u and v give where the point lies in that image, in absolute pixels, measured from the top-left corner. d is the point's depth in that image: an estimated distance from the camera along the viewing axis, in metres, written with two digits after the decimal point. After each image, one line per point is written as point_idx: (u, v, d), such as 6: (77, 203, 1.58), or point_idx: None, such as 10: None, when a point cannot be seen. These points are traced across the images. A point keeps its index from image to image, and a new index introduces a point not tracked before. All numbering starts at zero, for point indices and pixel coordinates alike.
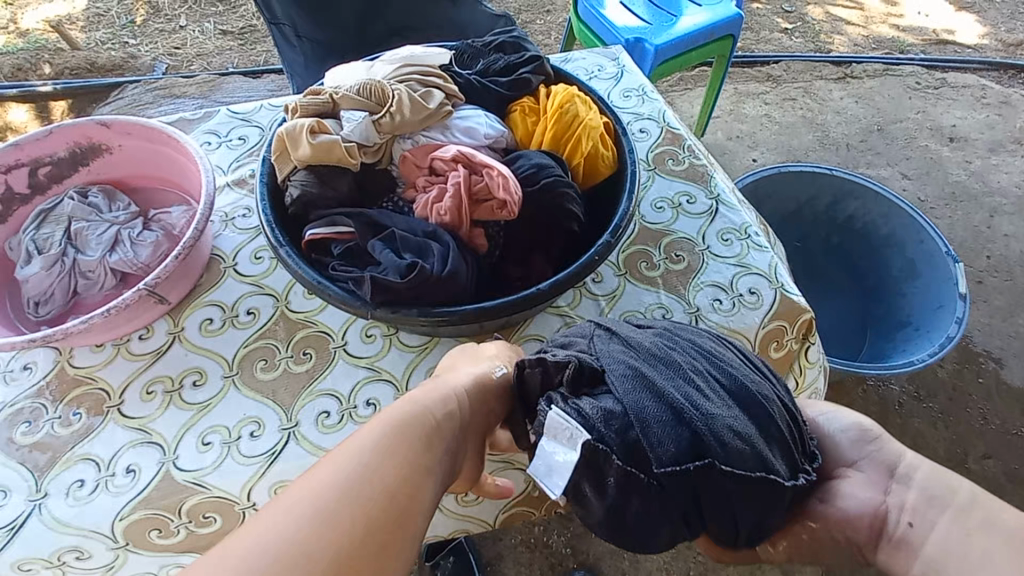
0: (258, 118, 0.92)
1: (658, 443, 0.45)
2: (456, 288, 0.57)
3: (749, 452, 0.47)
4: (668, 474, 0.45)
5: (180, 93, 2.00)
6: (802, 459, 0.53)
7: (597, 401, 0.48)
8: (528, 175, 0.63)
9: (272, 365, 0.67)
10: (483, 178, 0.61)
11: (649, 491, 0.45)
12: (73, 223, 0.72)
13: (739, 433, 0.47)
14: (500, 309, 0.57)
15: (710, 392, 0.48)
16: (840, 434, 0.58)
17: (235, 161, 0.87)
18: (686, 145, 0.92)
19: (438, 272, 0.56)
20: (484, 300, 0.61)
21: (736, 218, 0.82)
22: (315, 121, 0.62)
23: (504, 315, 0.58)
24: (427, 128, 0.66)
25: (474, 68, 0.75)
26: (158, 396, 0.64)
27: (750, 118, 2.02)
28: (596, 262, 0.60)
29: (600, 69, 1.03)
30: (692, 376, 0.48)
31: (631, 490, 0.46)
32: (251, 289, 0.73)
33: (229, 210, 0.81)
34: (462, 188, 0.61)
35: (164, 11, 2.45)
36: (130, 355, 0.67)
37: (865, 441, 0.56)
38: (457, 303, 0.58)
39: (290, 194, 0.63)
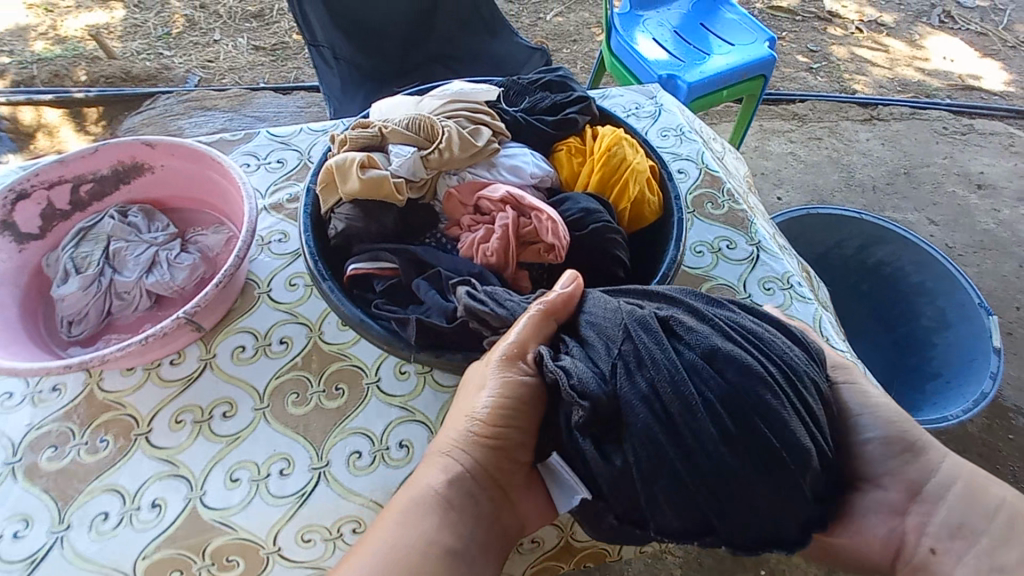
0: (297, 141, 0.92)
1: (660, 515, 0.45)
2: None
3: (761, 527, 0.45)
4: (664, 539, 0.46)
5: (210, 105, 2.03)
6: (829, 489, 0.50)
7: (603, 458, 0.45)
8: (576, 219, 0.62)
9: (303, 399, 0.65)
10: (531, 221, 0.60)
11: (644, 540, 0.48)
12: (112, 243, 0.71)
13: (753, 509, 0.44)
14: None
15: (734, 465, 0.44)
16: (872, 443, 0.55)
17: (273, 184, 0.86)
18: (726, 189, 0.90)
19: None
20: None
21: (777, 266, 0.81)
22: (365, 156, 0.61)
23: None
24: (474, 165, 0.66)
25: (520, 105, 0.74)
26: (187, 426, 0.63)
27: (775, 156, 2.01)
28: None
29: (638, 107, 1.03)
30: (718, 449, 0.43)
31: (627, 535, 0.48)
32: (284, 316, 0.72)
33: (265, 234, 0.81)
34: (509, 230, 0.60)
35: (199, 25, 2.51)
36: (160, 381, 0.66)
37: (899, 456, 0.54)
38: None
39: (334, 227, 0.62)
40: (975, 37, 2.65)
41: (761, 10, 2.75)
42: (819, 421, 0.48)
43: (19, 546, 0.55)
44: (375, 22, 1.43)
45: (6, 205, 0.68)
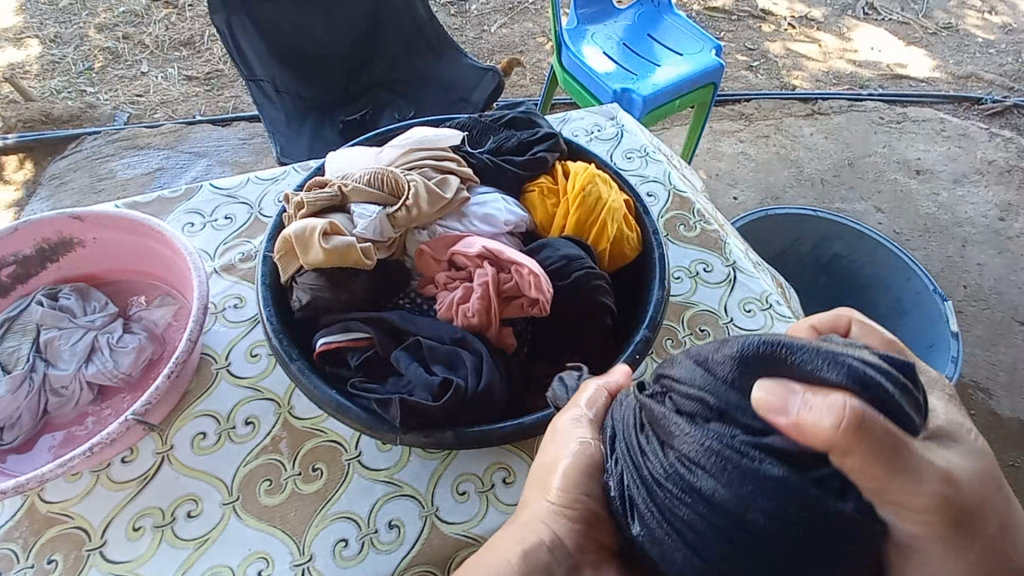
0: (245, 193, 0.86)
1: None
2: (493, 402, 0.52)
3: None
4: None
5: (144, 144, 1.91)
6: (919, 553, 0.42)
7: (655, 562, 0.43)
8: (557, 268, 0.59)
9: (277, 486, 0.60)
10: (512, 276, 0.57)
11: None
12: (41, 332, 0.64)
13: None
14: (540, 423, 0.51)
15: None
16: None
17: (222, 243, 0.80)
18: (696, 209, 0.90)
19: (472, 386, 0.51)
20: (519, 407, 0.56)
21: (755, 286, 0.81)
22: (326, 220, 0.56)
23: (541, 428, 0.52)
24: (443, 217, 0.62)
25: (485, 146, 0.71)
26: (146, 533, 0.56)
27: (728, 155, 2.06)
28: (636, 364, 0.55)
29: (599, 129, 1.02)
30: None
31: None
32: (248, 393, 0.66)
33: (219, 300, 0.74)
34: (490, 288, 0.56)
35: (124, 57, 2.36)
36: (111, 484, 0.59)
37: None
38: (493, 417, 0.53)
39: (298, 299, 0.57)
40: (898, 27, 2.80)
41: (699, 12, 2.81)
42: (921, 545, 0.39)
43: None
44: (317, 52, 1.36)
45: None
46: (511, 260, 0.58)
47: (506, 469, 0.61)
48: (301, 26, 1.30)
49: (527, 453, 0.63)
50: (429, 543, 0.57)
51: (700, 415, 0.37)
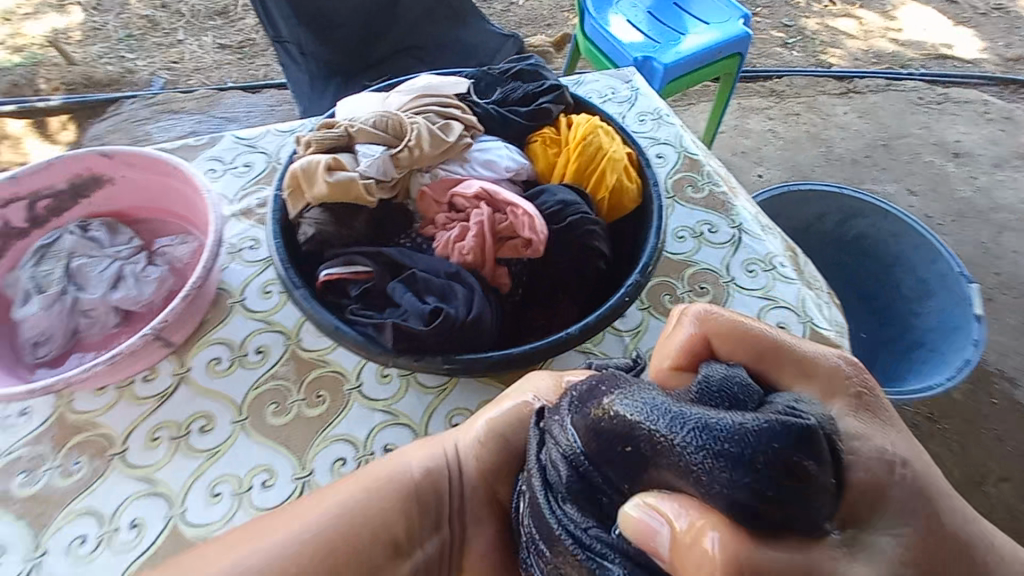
0: (265, 144, 0.89)
1: None
2: (483, 332, 0.54)
3: None
4: None
5: (178, 108, 1.97)
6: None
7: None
8: (553, 212, 0.61)
9: (282, 409, 0.64)
10: (507, 217, 0.59)
11: None
12: (73, 259, 0.69)
13: None
14: (524, 357, 0.53)
15: None
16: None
17: (241, 189, 0.84)
18: (706, 171, 0.89)
19: (463, 316, 0.53)
20: (510, 342, 0.58)
21: (760, 248, 0.80)
22: (331, 157, 0.59)
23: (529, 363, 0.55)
24: (446, 161, 0.64)
25: (492, 97, 0.72)
26: (163, 443, 0.61)
27: (755, 133, 2.01)
28: (625, 305, 0.57)
29: (614, 92, 1.01)
30: None
31: None
32: (260, 325, 0.70)
33: (236, 241, 0.78)
34: (485, 228, 0.58)
35: (162, 25, 2.43)
36: (133, 398, 0.64)
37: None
38: (483, 348, 0.56)
39: (304, 232, 0.60)
40: (946, 5, 2.66)
41: None
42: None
43: None
44: (342, 16, 1.38)
45: None
46: (507, 203, 0.60)
47: None
48: None
49: None
50: None
51: (562, 495, 0.35)
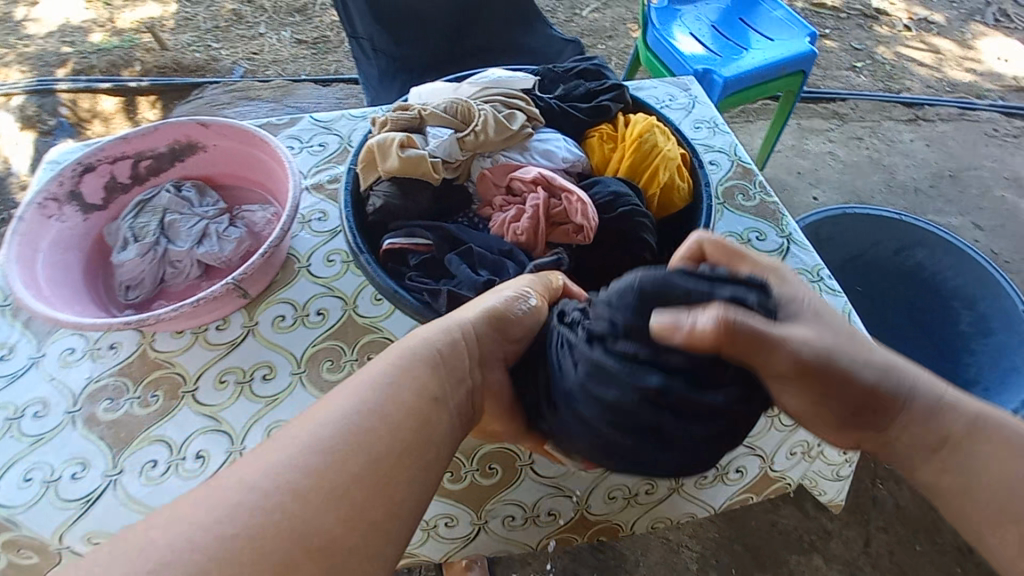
0: (338, 126, 0.96)
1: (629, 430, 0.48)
2: None
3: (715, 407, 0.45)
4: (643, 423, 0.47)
5: (255, 95, 2.11)
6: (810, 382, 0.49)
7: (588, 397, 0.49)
8: (606, 203, 0.64)
9: (337, 366, 0.69)
10: (561, 203, 0.63)
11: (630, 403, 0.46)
12: (167, 214, 0.76)
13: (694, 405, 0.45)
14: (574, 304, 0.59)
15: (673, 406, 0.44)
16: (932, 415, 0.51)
17: (314, 166, 0.90)
18: (758, 181, 0.90)
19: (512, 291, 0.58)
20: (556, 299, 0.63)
21: (808, 259, 0.80)
22: (405, 136, 0.64)
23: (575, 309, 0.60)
24: (507, 148, 0.68)
25: (555, 92, 0.76)
26: (229, 386, 0.67)
27: (813, 154, 1.97)
28: None
29: (671, 98, 1.04)
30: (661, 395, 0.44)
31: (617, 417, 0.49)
32: (321, 289, 0.76)
33: (306, 212, 0.85)
34: (541, 211, 0.62)
35: (246, 19, 2.60)
36: (207, 344, 0.71)
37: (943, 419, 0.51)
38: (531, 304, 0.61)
39: (373, 203, 0.65)
40: None
41: (804, 8, 2.68)
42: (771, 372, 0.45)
43: (78, 487, 0.60)
44: (418, 16, 1.48)
45: (75, 176, 0.73)
46: (565, 191, 0.64)
47: None
48: None
49: None
50: None
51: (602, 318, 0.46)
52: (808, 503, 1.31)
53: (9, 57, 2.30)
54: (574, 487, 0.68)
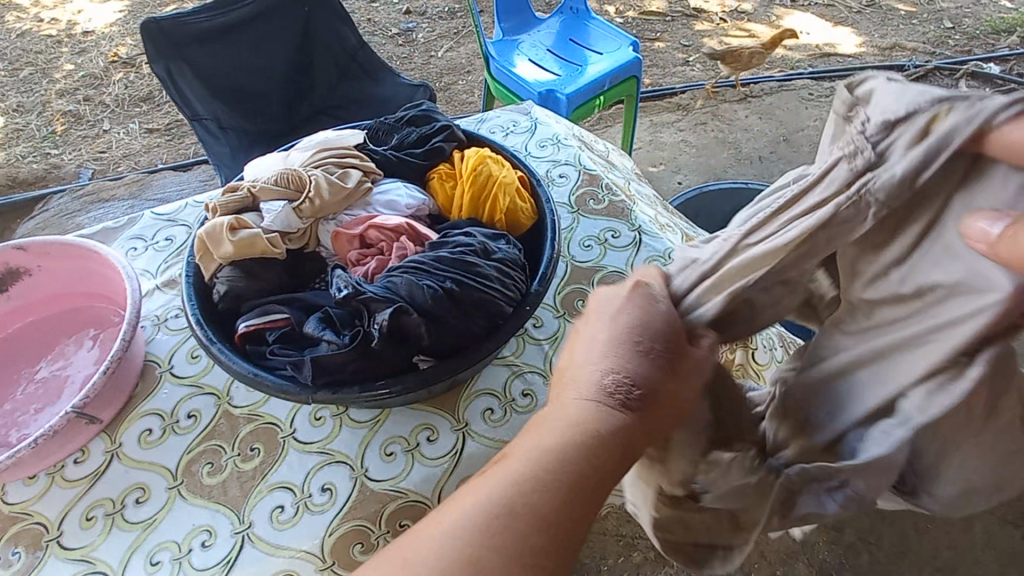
0: (185, 216, 0.91)
1: (434, 314, 0.57)
2: (383, 361, 0.56)
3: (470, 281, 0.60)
4: (434, 296, 0.58)
5: (109, 196, 1.95)
6: (510, 294, 0.60)
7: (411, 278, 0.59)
8: (437, 245, 0.64)
9: (218, 467, 0.65)
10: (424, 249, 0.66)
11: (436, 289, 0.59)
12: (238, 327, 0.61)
13: (462, 280, 0.59)
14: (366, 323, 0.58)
15: (477, 262, 0.61)
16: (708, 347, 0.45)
17: (164, 262, 0.85)
18: (604, 184, 0.96)
19: (365, 334, 0.57)
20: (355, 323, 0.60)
21: (659, 245, 0.87)
22: (234, 218, 0.64)
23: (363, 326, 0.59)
24: (349, 208, 0.69)
25: (390, 142, 0.78)
26: (98, 521, 0.62)
27: (669, 144, 2.13)
28: (503, 324, 0.59)
29: (515, 125, 1.08)
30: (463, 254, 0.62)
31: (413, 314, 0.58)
32: (190, 390, 0.71)
33: (161, 312, 0.79)
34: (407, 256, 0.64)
35: (86, 117, 2.33)
36: (65, 482, 0.64)
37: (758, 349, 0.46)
38: (316, 327, 0.59)
39: (218, 291, 0.63)
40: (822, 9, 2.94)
41: (633, 16, 2.77)
42: (538, 191, 0.74)
43: None
44: (269, 91, 1.37)
45: None
46: (428, 234, 0.68)
47: (431, 428, 0.68)
48: (248, 60, 1.33)
49: (450, 413, 0.69)
50: (360, 501, 0.63)
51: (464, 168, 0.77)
52: None
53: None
54: None
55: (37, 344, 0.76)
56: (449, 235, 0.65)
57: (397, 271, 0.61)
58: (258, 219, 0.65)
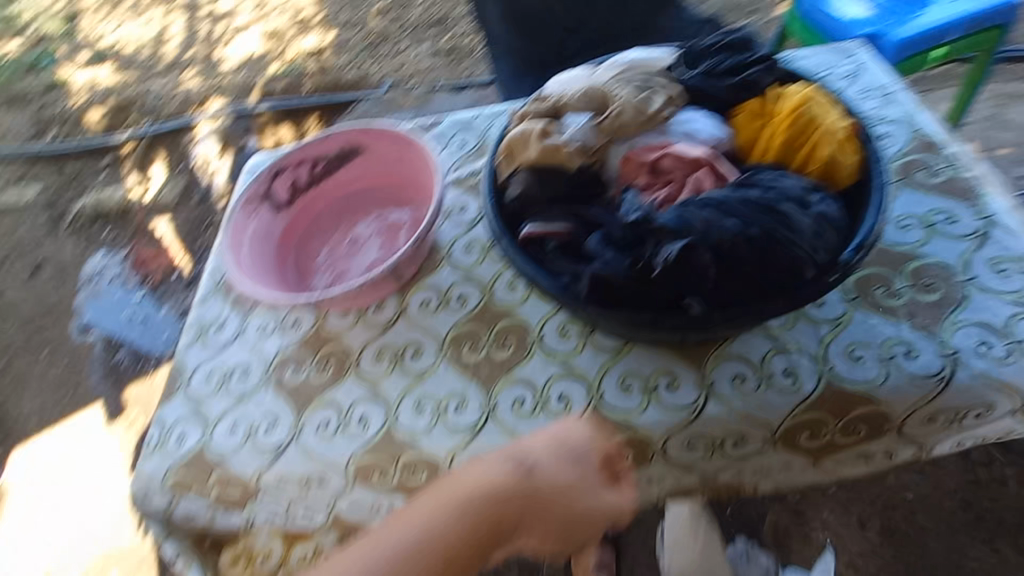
0: (477, 124, 1.01)
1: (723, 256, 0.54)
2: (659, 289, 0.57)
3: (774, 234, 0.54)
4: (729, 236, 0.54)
5: (399, 106, 2.27)
6: (816, 258, 0.55)
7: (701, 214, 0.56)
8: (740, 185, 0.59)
9: (476, 346, 0.74)
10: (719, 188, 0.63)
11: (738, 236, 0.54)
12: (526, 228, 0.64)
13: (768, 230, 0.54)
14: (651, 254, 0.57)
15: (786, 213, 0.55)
16: None
17: (457, 163, 0.96)
18: (947, 155, 0.77)
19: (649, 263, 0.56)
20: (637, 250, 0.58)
21: (1015, 244, 0.67)
22: (544, 125, 0.67)
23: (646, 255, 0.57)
24: (645, 133, 0.67)
25: (698, 68, 0.72)
26: (385, 361, 0.76)
27: (1019, 124, 1.61)
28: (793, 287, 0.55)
29: (833, 66, 0.91)
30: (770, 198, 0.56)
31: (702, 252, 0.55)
32: (463, 277, 0.81)
33: (449, 205, 0.91)
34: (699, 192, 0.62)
35: (391, 36, 2.73)
36: (368, 323, 0.80)
37: None
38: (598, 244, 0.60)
39: (511, 192, 0.68)
40: None
41: None
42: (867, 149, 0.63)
43: (271, 438, 0.72)
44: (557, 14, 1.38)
45: (268, 180, 0.89)
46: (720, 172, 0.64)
47: (672, 376, 0.66)
48: None
49: (695, 365, 0.66)
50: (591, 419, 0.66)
51: None
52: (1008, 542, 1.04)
53: (198, 86, 2.70)
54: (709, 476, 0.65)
55: (361, 216, 0.94)
56: (756, 177, 0.59)
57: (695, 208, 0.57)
58: (559, 128, 0.68)
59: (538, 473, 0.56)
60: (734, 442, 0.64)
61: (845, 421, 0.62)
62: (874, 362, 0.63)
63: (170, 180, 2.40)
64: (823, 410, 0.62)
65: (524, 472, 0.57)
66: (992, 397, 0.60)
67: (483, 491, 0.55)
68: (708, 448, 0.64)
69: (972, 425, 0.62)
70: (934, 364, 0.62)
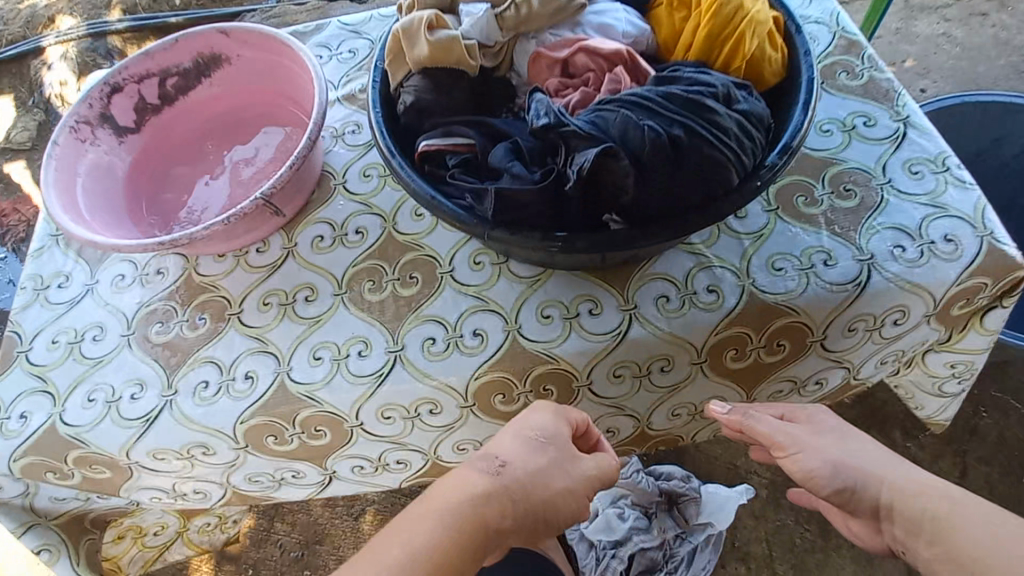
0: (368, 30, 0.86)
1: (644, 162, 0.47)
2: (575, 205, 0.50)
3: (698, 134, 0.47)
4: (650, 138, 0.47)
5: (292, 21, 1.98)
6: (744, 159, 0.49)
7: (618, 116, 0.49)
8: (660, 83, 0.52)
9: (378, 287, 0.65)
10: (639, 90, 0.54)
11: (660, 138, 0.47)
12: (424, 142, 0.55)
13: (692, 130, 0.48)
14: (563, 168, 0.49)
15: (711, 110, 0.49)
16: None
17: (346, 75, 0.82)
18: (867, 55, 0.73)
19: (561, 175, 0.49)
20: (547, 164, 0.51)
21: (930, 145, 0.66)
22: (434, 16, 0.56)
23: (559, 167, 0.50)
24: (555, 25, 0.58)
25: None
26: (273, 307, 0.65)
27: (923, 38, 1.64)
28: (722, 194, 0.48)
29: None
30: (693, 94, 0.49)
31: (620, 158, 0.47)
32: (360, 207, 0.70)
33: (339, 125, 0.78)
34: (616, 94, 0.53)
35: None
36: (249, 267, 0.68)
37: None
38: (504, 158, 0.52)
39: (403, 100, 0.57)
40: None
41: None
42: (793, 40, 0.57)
43: (138, 405, 0.61)
44: None
45: (103, 97, 0.71)
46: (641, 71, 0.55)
47: (594, 301, 0.61)
48: None
49: (617, 288, 0.62)
50: (509, 354, 0.60)
51: None
52: (896, 431, 1.14)
53: None
54: (637, 408, 0.64)
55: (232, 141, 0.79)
56: (677, 74, 0.52)
57: (611, 107, 0.50)
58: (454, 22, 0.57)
59: (508, 470, 0.50)
60: (662, 368, 0.61)
61: (771, 339, 0.61)
62: (795, 272, 0.60)
63: (21, 118, 2.00)
64: (746, 326, 0.60)
65: (498, 467, 0.50)
66: (906, 301, 0.60)
67: (455, 497, 0.47)
68: (635, 376, 0.61)
69: (892, 331, 0.62)
70: (852, 270, 0.60)
